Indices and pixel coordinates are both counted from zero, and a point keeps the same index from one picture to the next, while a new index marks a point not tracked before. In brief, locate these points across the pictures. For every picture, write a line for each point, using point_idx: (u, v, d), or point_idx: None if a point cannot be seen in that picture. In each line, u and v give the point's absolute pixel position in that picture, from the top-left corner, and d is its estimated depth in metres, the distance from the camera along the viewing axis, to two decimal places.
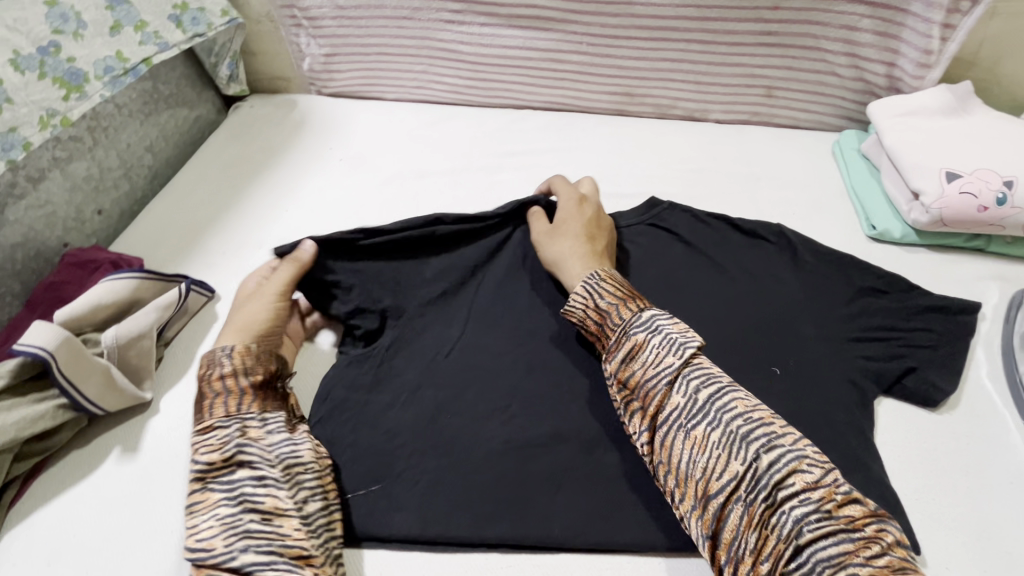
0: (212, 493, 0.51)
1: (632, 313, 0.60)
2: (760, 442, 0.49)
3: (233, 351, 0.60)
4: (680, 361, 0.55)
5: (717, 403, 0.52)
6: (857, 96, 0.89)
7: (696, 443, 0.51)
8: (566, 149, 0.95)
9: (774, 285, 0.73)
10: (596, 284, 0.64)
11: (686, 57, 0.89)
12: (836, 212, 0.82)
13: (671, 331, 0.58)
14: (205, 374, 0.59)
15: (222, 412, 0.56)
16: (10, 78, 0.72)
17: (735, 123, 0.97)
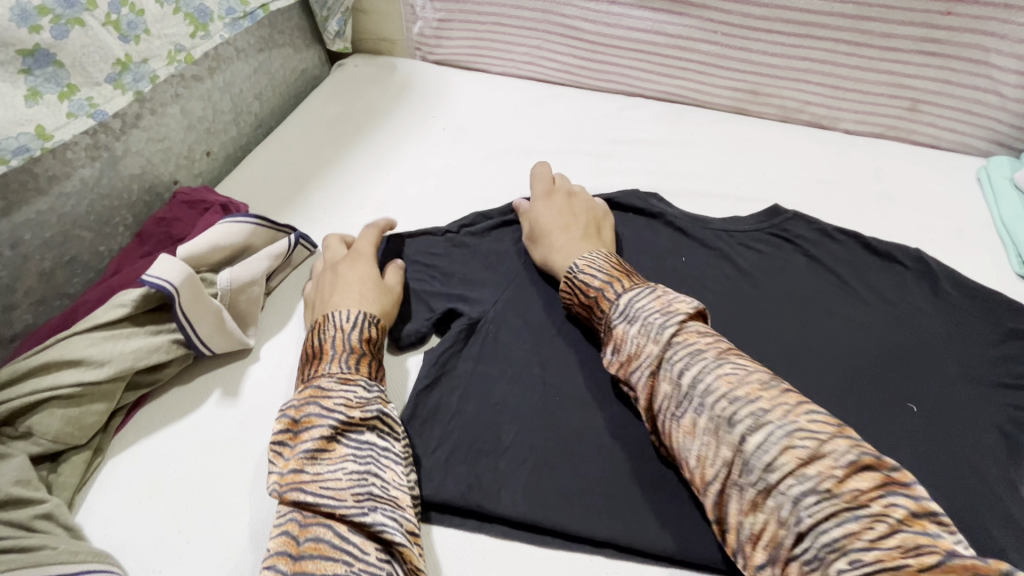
0: (340, 446, 0.51)
1: (611, 303, 0.58)
2: (745, 422, 0.44)
3: (374, 321, 0.62)
4: (659, 348, 0.51)
5: (701, 385, 0.47)
6: (1016, 120, 0.80)
7: (687, 429, 0.48)
8: (681, 143, 0.90)
9: (910, 311, 0.68)
10: (575, 275, 0.62)
11: (830, 58, 0.83)
12: (980, 244, 0.75)
13: (649, 314, 0.54)
14: (341, 326, 0.60)
15: (359, 371, 0.57)
16: (150, 8, 0.72)
17: (866, 135, 0.90)
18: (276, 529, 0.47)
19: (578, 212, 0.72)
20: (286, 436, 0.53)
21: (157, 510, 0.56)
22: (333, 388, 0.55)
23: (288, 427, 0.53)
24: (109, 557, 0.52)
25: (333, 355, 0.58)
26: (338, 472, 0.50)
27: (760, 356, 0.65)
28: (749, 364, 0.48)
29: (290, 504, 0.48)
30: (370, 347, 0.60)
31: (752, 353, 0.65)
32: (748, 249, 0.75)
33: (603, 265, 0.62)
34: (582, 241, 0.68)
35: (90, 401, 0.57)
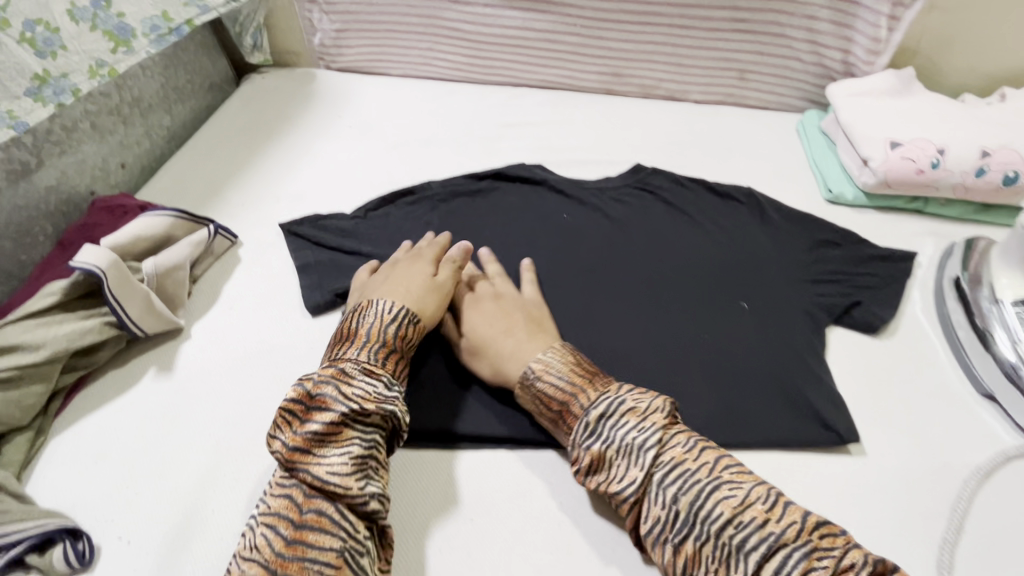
0: (350, 433, 0.55)
1: (576, 422, 0.58)
2: (758, 552, 0.47)
3: (404, 312, 0.65)
4: (642, 473, 0.53)
5: (701, 512, 0.50)
6: (818, 79, 0.99)
7: (688, 559, 0.49)
8: (561, 122, 1.04)
9: (745, 235, 0.84)
10: (535, 387, 0.61)
11: (669, 41, 1.00)
12: (798, 180, 0.92)
13: (626, 434, 0.55)
14: (382, 315, 0.64)
15: (377, 360, 0.60)
16: (65, 26, 0.78)
17: (711, 103, 1.07)
18: (284, 487, 0.53)
19: (516, 306, 0.70)
20: (294, 410, 0.55)
21: (105, 473, 0.62)
22: (358, 377, 0.57)
23: (298, 400, 0.55)
24: (61, 514, 0.57)
25: (354, 342, 0.62)
26: (347, 452, 0.53)
27: (628, 280, 0.79)
28: (742, 482, 0.51)
29: (301, 476, 0.52)
30: (394, 342, 0.63)
31: (622, 279, 0.79)
32: (617, 201, 0.89)
33: (568, 380, 0.60)
34: (528, 340, 0.65)
35: (29, 383, 0.62)
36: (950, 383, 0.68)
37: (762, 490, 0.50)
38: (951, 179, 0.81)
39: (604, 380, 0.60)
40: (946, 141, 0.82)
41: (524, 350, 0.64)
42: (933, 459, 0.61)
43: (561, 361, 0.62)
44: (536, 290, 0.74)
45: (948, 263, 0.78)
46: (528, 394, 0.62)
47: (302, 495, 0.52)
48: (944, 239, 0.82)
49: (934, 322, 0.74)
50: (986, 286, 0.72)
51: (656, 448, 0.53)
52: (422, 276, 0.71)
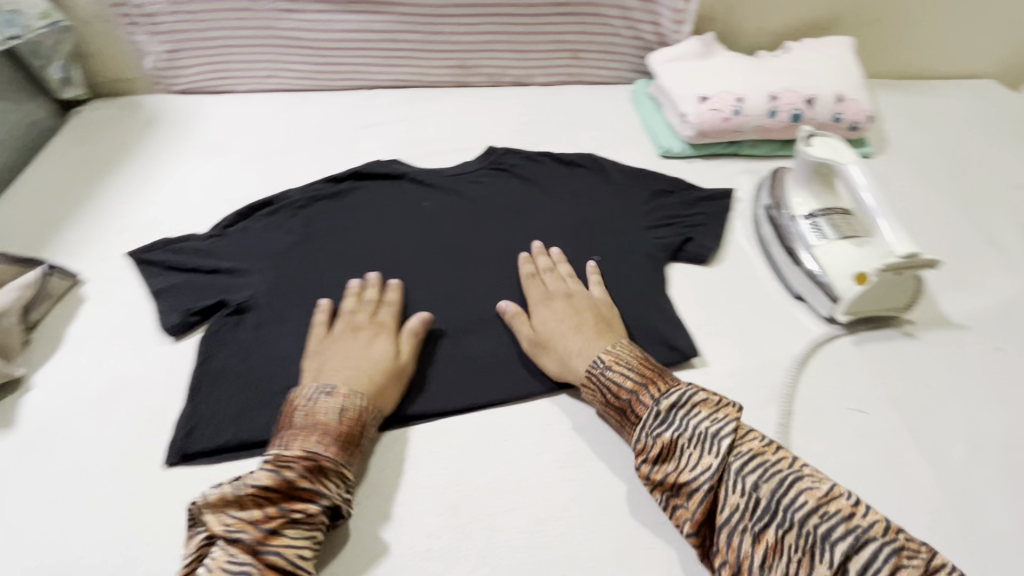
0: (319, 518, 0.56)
1: (648, 411, 0.60)
2: (843, 540, 0.50)
3: (334, 391, 0.62)
4: (717, 461, 0.55)
5: (786, 501, 0.53)
6: (639, 51, 1.10)
7: (769, 546, 0.52)
8: (417, 117, 1.08)
9: (592, 197, 0.92)
10: (604, 375, 0.64)
11: (502, 30, 1.06)
12: (635, 142, 1.03)
13: (699, 424, 0.58)
14: (335, 396, 0.62)
15: (337, 453, 0.58)
16: None
17: (554, 84, 1.15)
18: (228, 570, 0.50)
19: (585, 304, 0.73)
20: (268, 491, 0.55)
21: None
22: (335, 475, 0.57)
23: (263, 487, 0.54)
24: None
25: (299, 427, 0.59)
26: (309, 543, 0.54)
27: (493, 252, 0.85)
28: (822, 476, 0.55)
29: (258, 558, 0.52)
30: (348, 429, 0.60)
31: (485, 256, 0.84)
32: (474, 182, 0.94)
33: (687, 386, 0.60)
34: (595, 341, 0.68)
35: None
36: (770, 294, 0.78)
37: (833, 489, 0.54)
38: (752, 123, 0.93)
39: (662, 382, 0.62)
40: (743, 90, 0.94)
41: (593, 347, 0.67)
42: (760, 358, 0.71)
43: (609, 369, 0.64)
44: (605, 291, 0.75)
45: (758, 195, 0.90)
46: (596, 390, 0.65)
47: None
48: (756, 176, 0.95)
49: (754, 245, 0.85)
50: (788, 207, 0.81)
51: (733, 438, 0.57)
52: (383, 354, 0.68)
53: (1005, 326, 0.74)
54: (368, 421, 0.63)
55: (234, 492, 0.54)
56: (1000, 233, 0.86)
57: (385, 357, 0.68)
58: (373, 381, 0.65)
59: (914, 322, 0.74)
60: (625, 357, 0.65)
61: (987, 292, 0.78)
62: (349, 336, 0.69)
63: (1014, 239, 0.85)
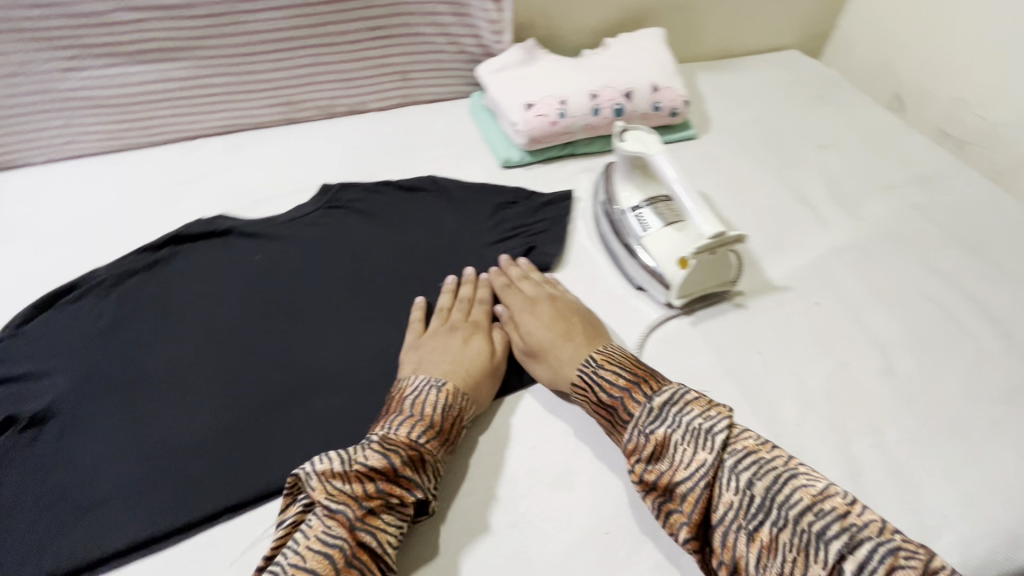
0: (364, 539, 0.53)
1: (638, 407, 0.60)
2: (840, 540, 0.49)
3: (440, 387, 0.64)
4: (712, 457, 0.55)
5: (782, 499, 0.51)
6: (468, 64, 1.10)
7: (764, 546, 0.51)
8: (246, 164, 1.00)
9: (436, 221, 0.90)
10: (596, 374, 0.65)
11: (321, 61, 1.02)
12: (477, 156, 1.02)
13: (691, 421, 0.58)
14: (421, 394, 0.64)
15: (437, 449, 0.61)
16: None
17: (391, 107, 1.12)
18: (327, 542, 0.51)
19: (570, 309, 0.75)
20: (375, 472, 0.56)
21: None
22: (386, 490, 0.56)
23: (383, 468, 0.56)
24: None
25: (412, 418, 0.61)
26: (396, 533, 0.56)
27: (335, 299, 0.81)
28: (821, 477, 0.54)
29: (351, 536, 0.52)
30: (448, 426, 0.63)
31: (325, 305, 0.80)
32: (311, 226, 0.88)
33: (681, 385, 0.61)
34: (581, 349, 0.69)
35: None
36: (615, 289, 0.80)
37: (839, 491, 0.52)
38: (578, 123, 0.95)
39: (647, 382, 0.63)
40: (566, 93, 0.95)
41: (580, 355, 0.68)
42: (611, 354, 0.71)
43: (600, 369, 0.65)
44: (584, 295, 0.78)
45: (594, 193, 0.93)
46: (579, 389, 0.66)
47: None
48: (595, 172, 0.98)
49: (596, 243, 0.87)
50: (618, 202, 0.83)
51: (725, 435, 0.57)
52: (456, 345, 0.71)
53: (824, 279, 0.79)
54: (465, 417, 0.65)
55: (344, 466, 0.55)
56: (812, 191, 0.93)
57: (477, 355, 0.70)
58: (460, 383, 0.66)
59: (744, 292, 0.78)
60: (616, 357, 0.66)
61: (806, 249, 0.83)
62: (442, 335, 0.72)
63: (824, 194, 0.92)
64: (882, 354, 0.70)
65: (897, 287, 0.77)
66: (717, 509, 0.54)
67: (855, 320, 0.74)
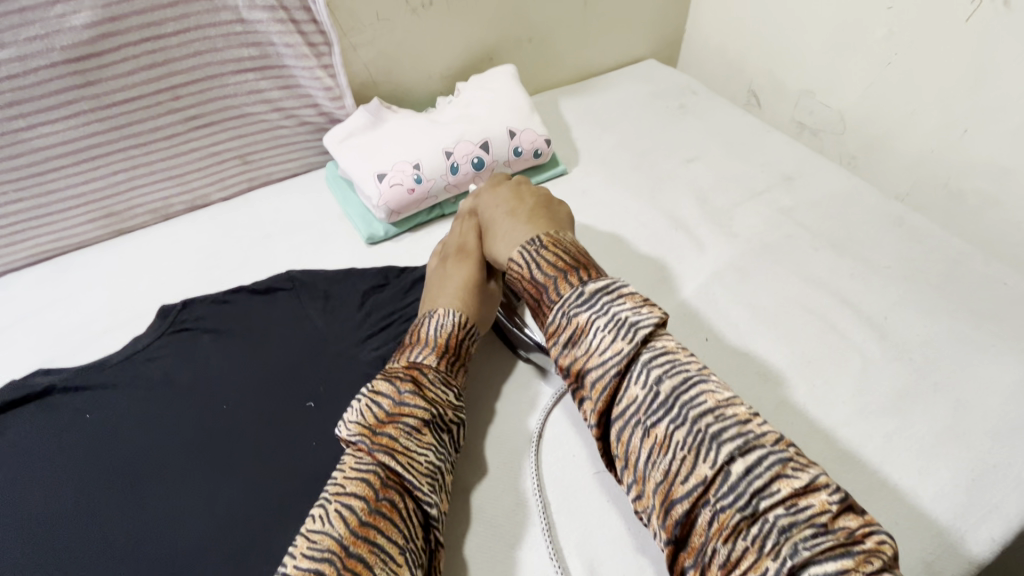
0: (381, 469, 0.56)
1: (569, 288, 0.60)
2: (733, 444, 0.48)
3: (444, 321, 0.69)
4: (630, 345, 0.54)
5: (685, 399, 0.52)
6: (315, 135, 1.01)
7: (657, 442, 0.51)
8: (68, 297, 0.86)
9: (300, 323, 0.81)
10: (535, 254, 0.65)
11: (138, 163, 0.89)
12: (340, 235, 0.93)
13: (621, 311, 0.56)
14: (436, 316, 0.70)
15: (437, 362, 0.66)
16: None
17: (239, 194, 1.02)
18: (360, 470, 0.55)
19: (529, 193, 0.78)
20: (382, 398, 0.60)
21: None
22: (390, 417, 0.59)
23: (390, 393, 0.61)
24: None
25: (411, 347, 0.67)
26: (423, 458, 0.58)
27: (185, 449, 0.69)
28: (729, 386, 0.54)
29: (378, 461, 0.56)
30: (453, 344, 0.68)
31: (174, 455, 0.68)
32: (150, 360, 0.77)
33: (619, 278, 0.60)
34: (528, 227, 0.71)
35: None
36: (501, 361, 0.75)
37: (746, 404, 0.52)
38: (439, 185, 0.89)
39: (581, 271, 0.62)
40: (418, 155, 0.89)
41: (523, 238, 0.69)
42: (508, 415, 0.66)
43: (542, 250, 0.65)
44: (541, 196, 0.78)
45: None
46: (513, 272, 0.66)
47: (346, 535, 0.50)
48: None
49: None
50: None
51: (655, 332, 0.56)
52: (465, 270, 0.75)
53: (708, 311, 0.77)
54: (468, 340, 0.71)
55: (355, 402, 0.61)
56: (685, 212, 0.92)
57: (469, 268, 0.76)
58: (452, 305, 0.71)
59: None
60: (563, 242, 0.66)
61: (687, 280, 0.81)
62: (437, 272, 0.77)
63: (697, 214, 0.91)
64: (774, 385, 0.68)
65: (777, 305, 0.76)
66: (623, 402, 0.54)
67: (743, 350, 0.72)
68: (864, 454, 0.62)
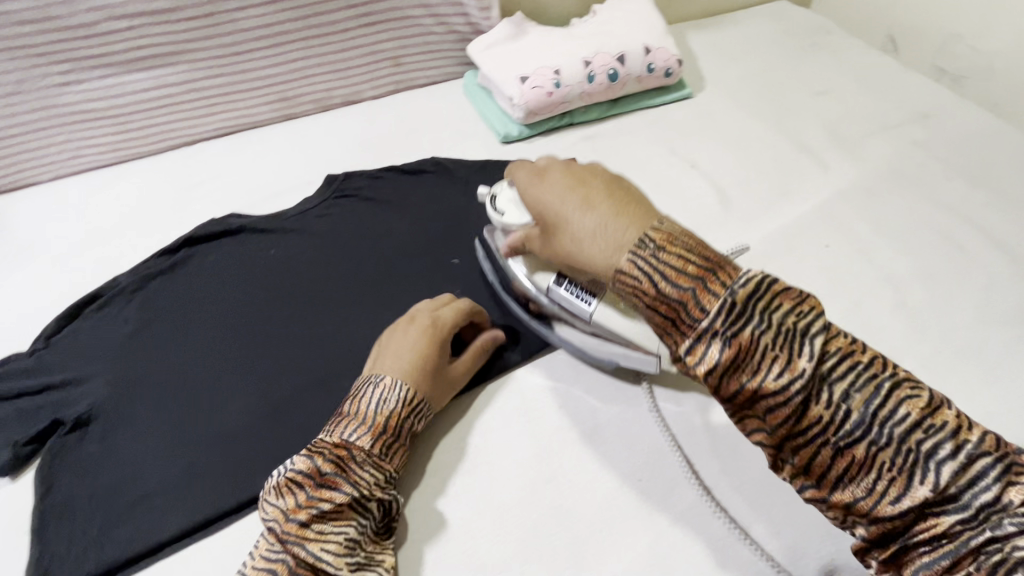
0: (295, 558, 0.50)
1: (716, 304, 0.46)
2: (948, 452, 0.42)
3: (384, 391, 0.60)
4: (812, 364, 0.44)
5: (883, 412, 0.44)
6: (459, 44, 1.10)
7: (855, 461, 0.44)
8: (248, 164, 1.01)
9: (444, 200, 0.91)
10: (654, 260, 0.49)
11: (313, 53, 1.02)
12: (476, 134, 1.02)
13: (784, 322, 0.45)
14: (356, 399, 0.60)
15: (371, 444, 0.57)
16: None
17: (388, 95, 1.12)
18: (268, 560, 0.51)
19: (589, 173, 0.57)
20: (302, 477, 0.54)
21: None
22: (314, 499, 0.53)
23: (308, 475, 0.54)
24: None
25: (338, 423, 0.59)
26: (340, 538, 0.52)
27: (353, 282, 0.82)
28: (919, 381, 0.45)
29: (286, 551, 0.50)
30: (391, 426, 0.59)
31: (345, 285, 0.82)
32: (321, 217, 0.90)
33: (769, 275, 0.47)
34: (619, 215, 0.53)
35: None
36: None
37: (942, 398, 0.44)
38: (575, 92, 0.96)
39: (724, 278, 0.47)
40: (559, 62, 0.95)
41: (627, 236, 0.51)
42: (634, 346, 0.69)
43: (660, 253, 0.49)
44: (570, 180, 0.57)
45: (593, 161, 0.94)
46: (627, 283, 0.49)
47: None
48: (596, 140, 0.98)
49: None
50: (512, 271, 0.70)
51: (822, 336, 0.45)
52: (413, 337, 0.65)
53: (833, 224, 0.80)
54: (414, 418, 0.61)
55: (275, 480, 0.55)
56: (813, 138, 0.93)
57: (418, 337, 0.65)
58: (401, 375, 0.62)
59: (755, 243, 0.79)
60: (676, 236, 0.50)
61: (811, 196, 0.84)
62: (394, 329, 0.67)
63: (825, 140, 0.92)
64: (895, 289, 0.72)
65: (905, 223, 0.78)
66: (805, 426, 0.45)
67: (867, 260, 0.75)
68: (982, 355, 0.66)
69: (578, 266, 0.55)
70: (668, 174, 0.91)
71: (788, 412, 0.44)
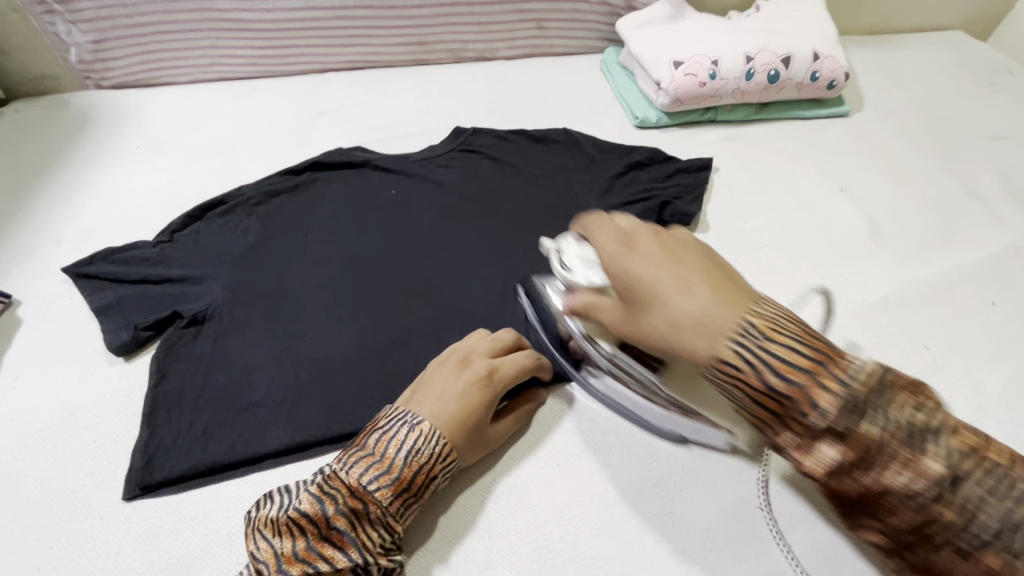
0: None
1: (791, 364, 0.44)
2: (880, 411, 0.42)
3: (413, 443, 0.52)
4: (809, 381, 0.44)
5: (850, 387, 0.43)
6: (607, 18, 1.06)
7: (846, 444, 0.43)
8: (375, 101, 1.00)
9: (569, 174, 0.88)
10: (752, 350, 0.45)
11: (463, 2, 0.99)
12: (609, 113, 0.98)
13: (768, 329, 0.46)
14: (393, 440, 0.52)
15: (391, 501, 0.50)
16: None
17: (520, 57, 1.10)
18: None
19: (676, 241, 0.52)
20: (307, 521, 0.49)
21: None
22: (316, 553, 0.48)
23: (316, 521, 0.49)
24: None
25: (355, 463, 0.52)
26: None
27: (469, 238, 0.80)
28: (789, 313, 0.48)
29: None
30: (418, 480, 0.52)
31: (462, 240, 0.80)
32: (445, 167, 0.88)
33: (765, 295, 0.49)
34: (722, 301, 0.48)
35: None
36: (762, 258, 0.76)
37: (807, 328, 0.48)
38: (728, 87, 0.90)
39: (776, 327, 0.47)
40: (719, 53, 0.89)
41: (725, 317, 0.47)
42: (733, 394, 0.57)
43: (764, 344, 0.46)
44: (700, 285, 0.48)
45: (732, 163, 0.89)
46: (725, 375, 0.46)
47: None
48: (737, 142, 0.92)
49: (735, 210, 0.82)
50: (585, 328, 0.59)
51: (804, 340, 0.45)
52: (461, 386, 0.57)
53: (1000, 280, 0.73)
54: (442, 476, 0.54)
55: (275, 515, 0.50)
56: (984, 184, 0.85)
57: (467, 387, 0.57)
58: (440, 426, 0.54)
59: (911, 281, 0.72)
60: (763, 302, 0.48)
61: (975, 247, 0.76)
62: (445, 368, 0.59)
63: (997, 189, 0.84)
64: None
65: None
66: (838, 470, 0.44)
67: None
68: None
69: (674, 355, 0.49)
70: (815, 191, 0.85)
71: (820, 424, 0.43)
